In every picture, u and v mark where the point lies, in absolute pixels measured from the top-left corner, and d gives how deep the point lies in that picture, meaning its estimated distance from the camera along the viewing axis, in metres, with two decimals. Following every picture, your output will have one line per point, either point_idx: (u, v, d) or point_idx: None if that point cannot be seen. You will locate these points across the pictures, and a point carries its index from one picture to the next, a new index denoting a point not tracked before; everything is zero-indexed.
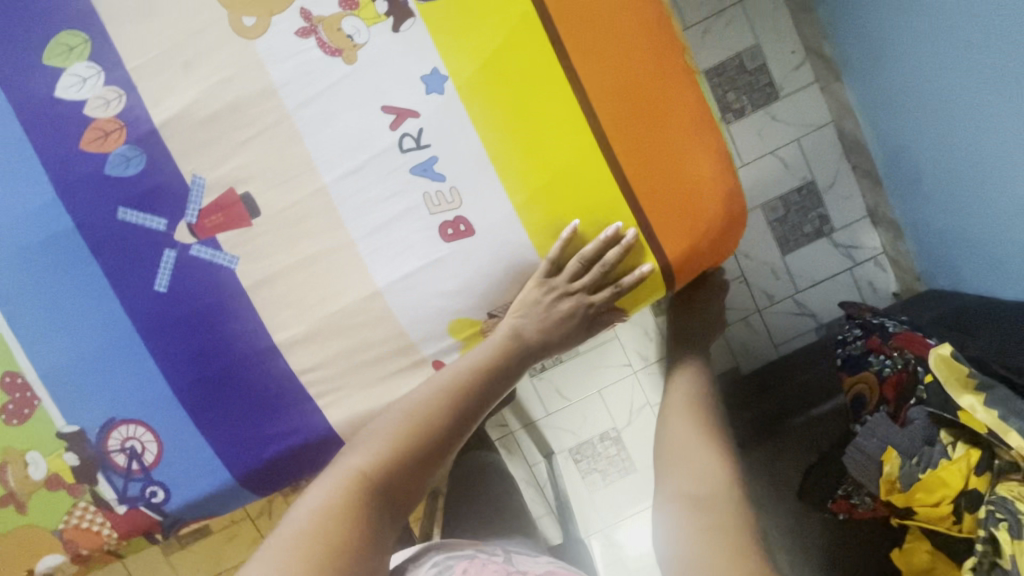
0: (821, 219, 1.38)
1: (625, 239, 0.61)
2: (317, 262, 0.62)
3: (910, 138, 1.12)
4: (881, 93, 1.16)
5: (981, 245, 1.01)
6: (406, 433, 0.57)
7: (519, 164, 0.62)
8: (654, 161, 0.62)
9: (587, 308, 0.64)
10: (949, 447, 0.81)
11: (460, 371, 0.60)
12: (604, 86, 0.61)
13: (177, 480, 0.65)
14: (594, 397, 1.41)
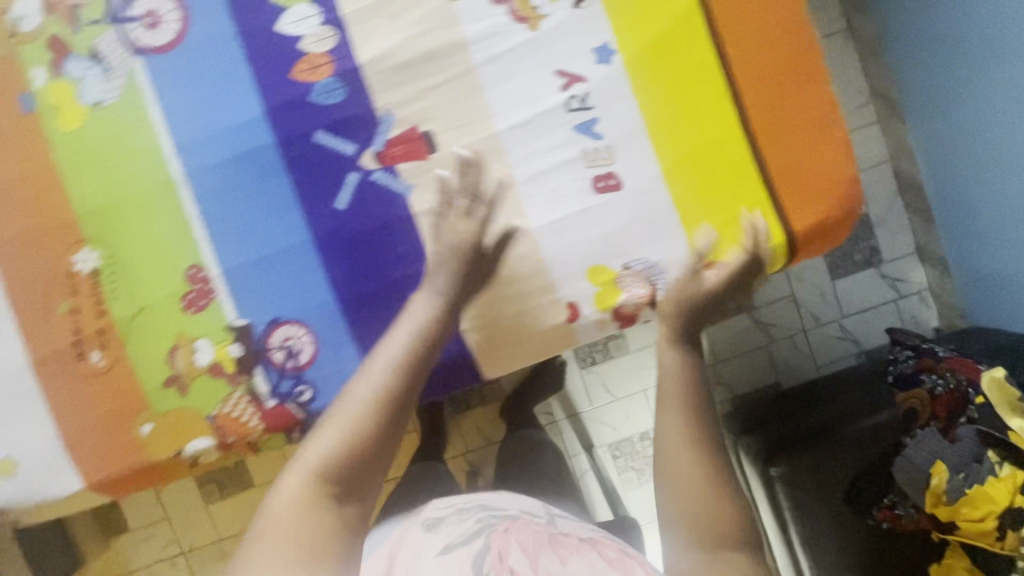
0: (871, 250, 1.55)
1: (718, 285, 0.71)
2: (481, 199, 0.70)
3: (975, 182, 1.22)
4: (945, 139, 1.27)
5: None
6: (369, 417, 0.54)
7: (670, 133, 0.70)
8: (787, 145, 0.70)
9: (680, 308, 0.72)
10: (997, 466, 0.82)
11: (390, 359, 0.58)
12: (751, 76, 0.70)
13: (323, 381, 0.72)
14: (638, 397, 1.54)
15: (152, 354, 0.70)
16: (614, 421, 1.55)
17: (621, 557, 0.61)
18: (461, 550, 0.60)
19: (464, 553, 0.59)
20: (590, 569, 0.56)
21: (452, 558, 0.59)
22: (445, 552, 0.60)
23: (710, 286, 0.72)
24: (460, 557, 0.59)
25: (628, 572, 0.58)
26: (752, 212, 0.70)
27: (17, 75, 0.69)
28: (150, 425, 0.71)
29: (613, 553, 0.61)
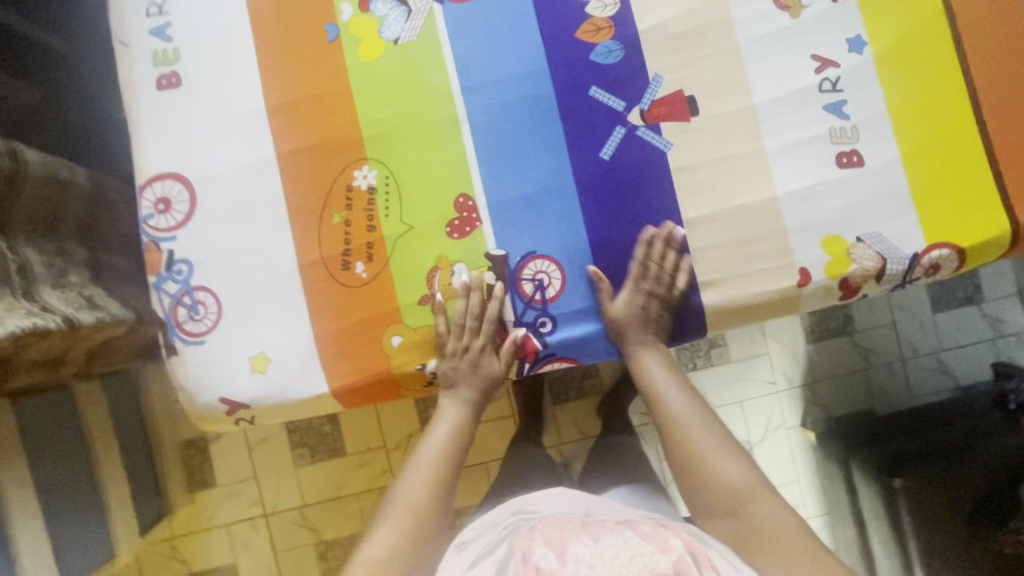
0: (974, 288, 1.61)
1: (938, 266, 0.76)
2: (732, 162, 0.76)
3: None
4: None
5: None
6: (406, 519, 0.71)
7: (911, 122, 0.76)
8: (1018, 144, 0.75)
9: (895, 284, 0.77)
10: None
11: (418, 474, 0.75)
12: (990, 79, 0.76)
13: (566, 316, 0.76)
14: (736, 407, 1.57)
15: (413, 271, 0.75)
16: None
17: (657, 529, 0.61)
18: (489, 558, 0.62)
19: (490, 563, 0.61)
20: (624, 548, 0.57)
21: (479, 571, 0.60)
22: (474, 565, 0.61)
23: (934, 268, 0.77)
24: (486, 568, 0.60)
25: (665, 545, 0.58)
26: (981, 200, 0.76)
27: (328, 8, 0.77)
28: (399, 338, 0.75)
29: (648, 527, 0.62)
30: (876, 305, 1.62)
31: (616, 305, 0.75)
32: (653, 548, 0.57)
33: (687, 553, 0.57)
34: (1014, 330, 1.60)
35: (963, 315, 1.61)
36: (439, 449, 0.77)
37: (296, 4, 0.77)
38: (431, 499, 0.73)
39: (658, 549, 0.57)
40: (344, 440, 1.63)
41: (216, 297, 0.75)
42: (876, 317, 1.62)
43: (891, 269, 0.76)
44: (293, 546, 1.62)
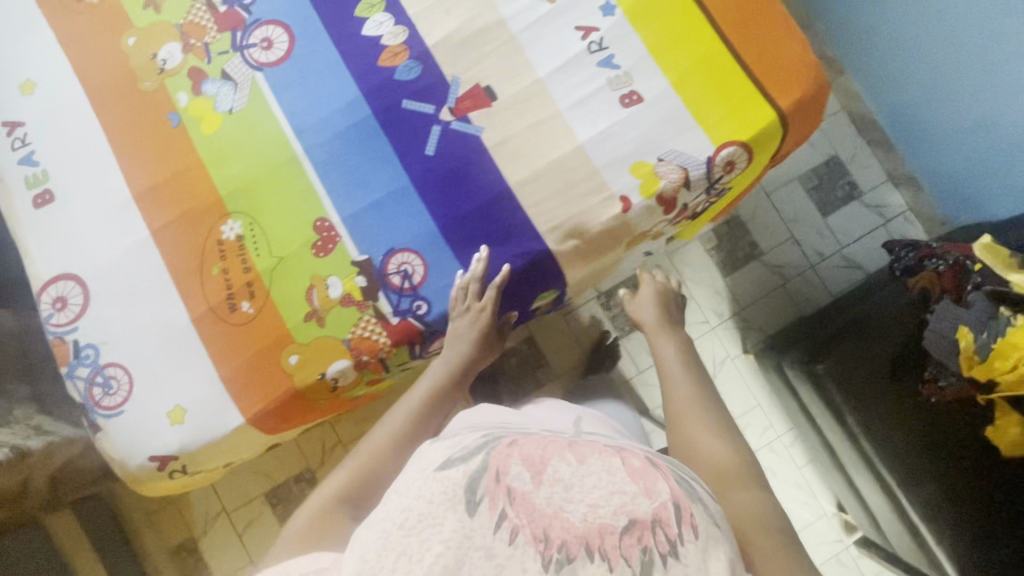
0: (850, 185, 1.76)
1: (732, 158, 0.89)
2: (536, 128, 0.88)
3: (931, 106, 1.49)
4: (902, 80, 1.55)
5: (998, 171, 1.37)
6: (371, 458, 0.72)
7: (671, 56, 0.90)
8: (760, 49, 0.90)
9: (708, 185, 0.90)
10: (1011, 318, 1.01)
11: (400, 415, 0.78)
12: (721, 5, 0.92)
13: (437, 294, 0.86)
14: None
15: (292, 295, 0.84)
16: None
17: (647, 466, 0.52)
18: (459, 466, 0.51)
19: (460, 471, 0.50)
20: (607, 480, 0.50)
21: (446, 477, 0.49)
22: (441, 468, 0.50)
23: (730, 164, 0.89)
24: (453, 476, 0.49)
25: (651, 488, 0.50)
26: (748, 100, 0.89)
27: (168, 101, 0.90)
28: (296, 356, 0.83)
29: (639, 461, 0.53)
30: (772, 224, 1.76)
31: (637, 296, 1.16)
32: (638, 490, 0.49)
33: (672, 501, 0.49)
34: (898, 211, 1.74)
35: (850, 212, 1.76)
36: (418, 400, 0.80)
37: (140, 106, 0.90)
38: (397, 443, 0.74)
39: (644, 492, 0.49)
40: None
41: (125, 369, 0.83)
42: (776, 236, 1.75)
43: (696, 173, 0.88)
44: None
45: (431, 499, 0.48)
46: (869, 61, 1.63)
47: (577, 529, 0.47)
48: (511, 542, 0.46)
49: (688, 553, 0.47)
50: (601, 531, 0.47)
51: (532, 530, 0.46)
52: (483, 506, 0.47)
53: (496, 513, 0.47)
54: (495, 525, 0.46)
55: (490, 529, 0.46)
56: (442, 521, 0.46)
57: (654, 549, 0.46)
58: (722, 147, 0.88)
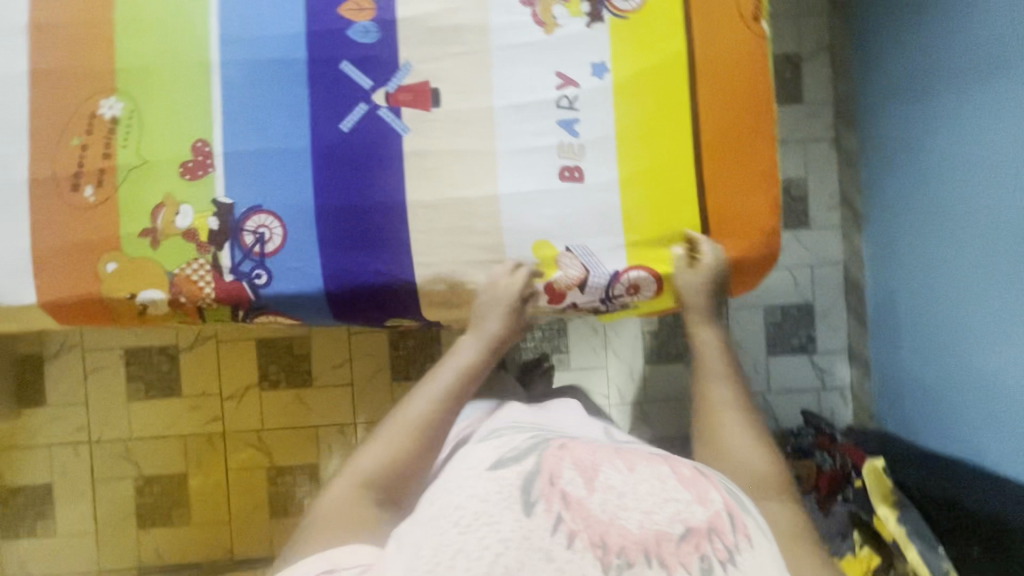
0: (808, 338, 1.64)
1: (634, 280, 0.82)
2: (462, 156, 0.80)
3: (910, 299, 1.35)
4: (899, 259, 1.39)
5: (938, 397, 1.25)
6: (399, 444, 0.68)
7: (635, 150, 0.82)
8: (726, 189, 0.82)
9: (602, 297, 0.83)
10: (856, 546, 1.02)
11: (427, 398, 0.72)
12: (712, 124, 0.82)
13: (282, 272, 0.80)
14: None
15: (140, 204, 0.78)
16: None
17: (696, 475, 0.57)
18: (513, 468, 0.55)
19: (514, 473, 0.54)
20: (659, 485, 0.53)
21: (500, 477, 0.54)
22: (494, 470, 0.55)
23: (634, 288, 0.82)
24: (508, 476, 0.54)
25: (703, 496, 0.54)
26: (684, 233, 0.82)
27: None
28: (115, 265, 0.78)
29: (687, 470, 0.57)
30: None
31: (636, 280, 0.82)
32: (691, 498, 0.53)
33: (725, 509, 0.53)
34: (839, 384, 1.64)
35: (794, 363, 1.64)
36: (444, 384, 0.73)
37: None
38: (418, 428, 0.69)
39: (697, 500, 0.53)
40: (182, 382, 1.60)
41: None
42: None
43: (592, 281, 0.81)
44: (114, 479, 1.58)
45: (487, 497, 0.51)
46: (876, 221, 1.49)
47: (633, 535, 0.49)
48: (569, 545, 0.48)
49: (743, 561, 0.50)
50: (657, 537, 0.50)
51: (590, 536, 0.49)
52: (539, 508, 0.50)
53: (552, 514, 0.50)
54: (553, 526, 0.49)
55: (547, 530, 0.49)
56: (500, 520, 0.49)
57: (712, 557, 0.49)
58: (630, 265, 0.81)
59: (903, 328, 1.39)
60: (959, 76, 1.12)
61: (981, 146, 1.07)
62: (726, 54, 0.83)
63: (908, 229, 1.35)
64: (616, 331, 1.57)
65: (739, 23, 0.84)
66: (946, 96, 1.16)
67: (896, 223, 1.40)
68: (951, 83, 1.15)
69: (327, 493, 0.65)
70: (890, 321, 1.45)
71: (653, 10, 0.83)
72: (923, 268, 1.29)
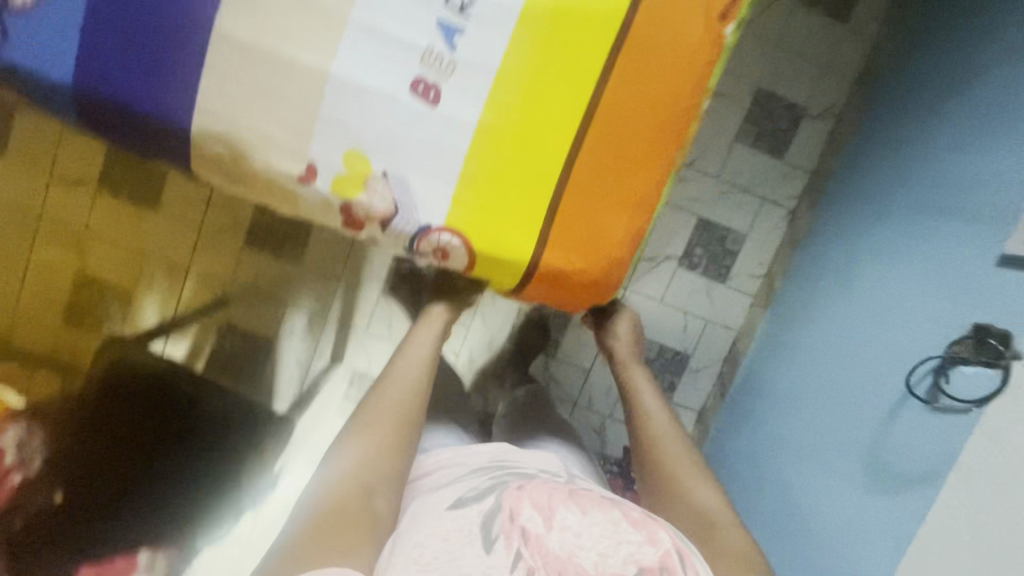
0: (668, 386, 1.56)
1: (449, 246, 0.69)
2: (305, 7, 0.63)
3: (776, 376, 1.37)
4: (784, 337, 1.39)
5: (761, 467, 1.32)
6: (383, 434, 0.72)
7: (510, 101, 0.66)
8: (591, 194, 0.70)
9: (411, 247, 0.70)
10: None
11: (400, 387, 0.77)
12: (611, 117, 0.69)
13: (30, 40, 0.63)
14: None
15: None
16: (375, 357, 1.42)
17: (645, 517, 0.65)
18: (473, 507, 0.63)
19: (475, 511, 0.62)
20: (609, 529, 0.62)
21: (461, 516, 0.62)
22: (455, 509, 0.63)
23: (442, 253, 0.70)
24: (469, 515, 0.62)
25: (654, 537, 0.62)
26: (523, 220, 0.69)
27: None
28: None
29: (637, 514, 0.65)
30: (586, 345, 1.50)
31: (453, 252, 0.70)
32: (642, 538, 0.61)
33: (673, 548, 0.61)
34: None
35: None
36: (411, 372, 0.80)
37: None
38: (396, 429, 0.73)
39: (648, 541, 0.61)
40: None
41: None
42: (578, 355, 1.51)
43: (396, 227, 0.69)
44: None
45: (449, 537, 0.59)
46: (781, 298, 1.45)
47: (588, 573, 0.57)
48: None
49: None
50: None
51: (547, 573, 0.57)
52: (499, 546, 0.58)
53: (511, 549, 0.58)
54: (512, 563, 0.57)
55: (506, 567, 0.57)
56: (461, 557, 0.57)
57: None
58: (450, 228, 0.68)
59: (755, 397, 1.42)
60: (930, 227, 1.10)
61: (917, 306, 1.08)
62: (666, 45, 0.69)
63: (808, 313, 1.34)
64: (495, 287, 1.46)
65: (697, 18, 0.69)
66: (905, 238, 1.15)
67: (800, 304, 1.38)
68: (918, 229, 1.13)
69: (306, 502, 0.65)
70: (746, 387, 1.46)
71: None
72: (806, 354, 1.30)
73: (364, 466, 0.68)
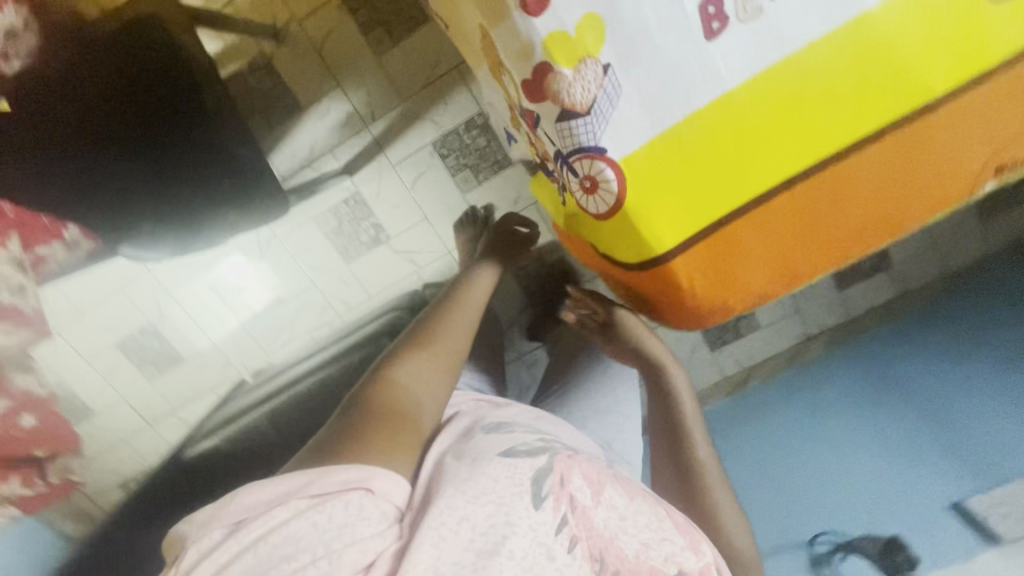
0: None
1: (605, 185, 0.60)
2: None
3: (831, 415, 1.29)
4: (850, 383, 1.30)
5: (800, 494, 1.24)
6: (438, 355, 0.75)
7: (772, 94, 0.56)
8: (759, 237, 0.63)
9: (565, 160, 0.63)
10: None
11: (457, 320, 0.83)
12: (838, 184, 0.60)
13: None
14: (419, 218, 1.28)
15: None
16: (385, 194, 1.25)
17: (686, 526, 0.72)
18: (525, 459, 0.62)
19: (527, 465, 0.61)
20: (650, 525, 0.66)
21: (515, 465, 0.61)
22: (510, 458, 0.61)
23: (591, 182, 0.61)
24: (523, 468, 0.61)
25: (691, 544, 0.69)
26: (685, 214, 0.61)
27: None
28: None
29: (680, 520, 0.72)
30: None
31: (600, 190, 0.61)
32: (682, 542, 0.68)
33: (709, 562, 0.70)
34: None
35: None
36: (468, 310, 0.86)
37: None
38: (444, 355, 0.76)
39: (688, 546, 0.68)
40: None
41: None
42: None
43: (567, 122, 0.59)
44: None
45: (499, 480, 0.58)
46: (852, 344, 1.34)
47: (628, 559, 0.61)
48: (571, 548, 0.57)
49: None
50: (649, 568, 0.62)
51: (591, 545, 0.59)
52: (547, 504, 0.58)
53: (559, 511, 0.58)
54: (559, 526, 0.57)
55: (554, 528, 0.57)
56: (517, 515, 0.56)
57: None
58: (620, 164, 0.59)
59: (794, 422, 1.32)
60: (918, 437, 1.18)
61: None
62: (948, 147, 0.60)
63: (889, 376, 1.26)
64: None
65: (986, 148, 0.61)
66: (895, 431, 1.20)
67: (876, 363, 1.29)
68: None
69: (349, 410, 0.67)
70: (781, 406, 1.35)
71: (999, 15, 0.55)
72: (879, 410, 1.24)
73: (411, 381, 0.70)
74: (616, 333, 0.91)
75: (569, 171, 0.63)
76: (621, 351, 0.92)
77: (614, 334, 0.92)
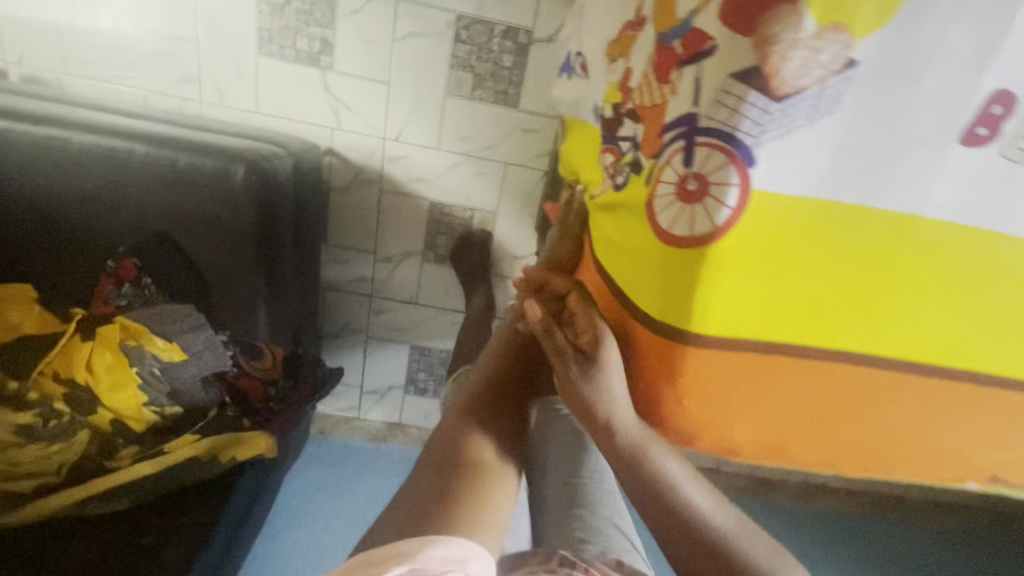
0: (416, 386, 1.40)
1: (713, 198, 0.39)
2: None
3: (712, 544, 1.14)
4: None
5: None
6: (474, 434, 0.59)
7: (950, 257, 0.42)
8: (795, 391, 0.47)
9: (679, 136, 0.41)
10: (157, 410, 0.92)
11: (485, 378, 0.66)
12: (902, 395, 0.48)
13: None
14: (381, 84, 1.06)
15: None
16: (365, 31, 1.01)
17: None
18: None
19: None
20: None
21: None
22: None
23: (699, 183, 0.40)
24: None
25: None
26: (759, 307, 0.43)
27: None
28: None
29: None
30: (444, 289, 1.28)
31: (701, 204, 0.40)
32: None
33: None
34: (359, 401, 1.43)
35: (393, 364, 1.38)
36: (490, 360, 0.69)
37: None
38: (481, 429, 0.60)
39: None
40: None
41: None
42: (426, 287, 1.28)
43: (742, 87, 0.36)
44: None
45: None
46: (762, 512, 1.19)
47: None
48: None
49: None
50: None
51: None
52: None
53: None
54: None
55: None
56: None
57: None
58: (753, 186, 0.38)
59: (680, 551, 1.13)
60: None
61: None
62: (995, 432, 0.51)
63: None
64: (506, 165, 1.14)
65: (1010, 457, 0.53)
66: None
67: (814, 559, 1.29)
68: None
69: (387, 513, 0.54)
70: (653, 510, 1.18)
71: None
72: None
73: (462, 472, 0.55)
74: (585, 364, 0.54)
75: (674, 154, 0.42)
76: (569, 387, 0.56)
77: (587, 360, 0.54)
